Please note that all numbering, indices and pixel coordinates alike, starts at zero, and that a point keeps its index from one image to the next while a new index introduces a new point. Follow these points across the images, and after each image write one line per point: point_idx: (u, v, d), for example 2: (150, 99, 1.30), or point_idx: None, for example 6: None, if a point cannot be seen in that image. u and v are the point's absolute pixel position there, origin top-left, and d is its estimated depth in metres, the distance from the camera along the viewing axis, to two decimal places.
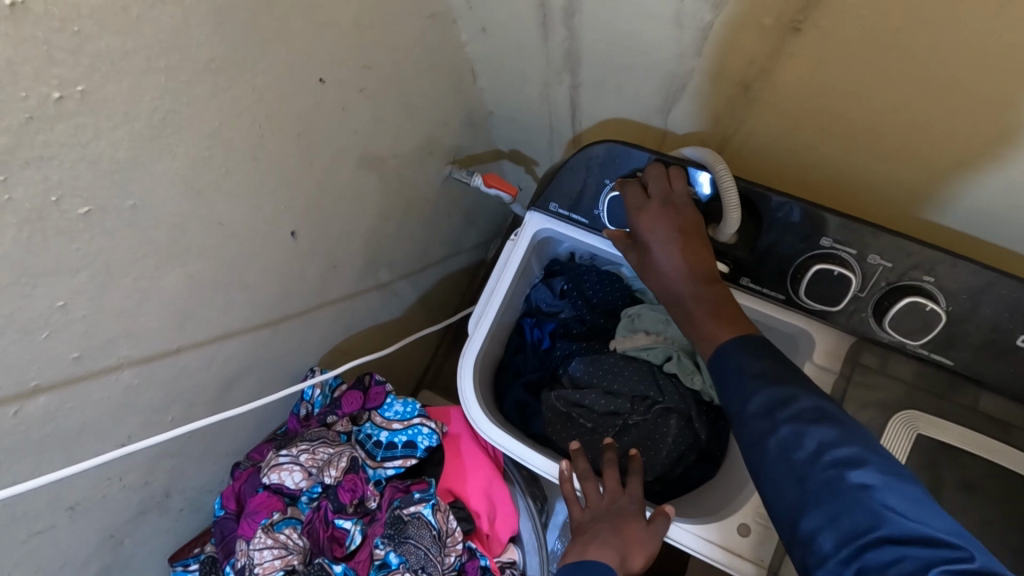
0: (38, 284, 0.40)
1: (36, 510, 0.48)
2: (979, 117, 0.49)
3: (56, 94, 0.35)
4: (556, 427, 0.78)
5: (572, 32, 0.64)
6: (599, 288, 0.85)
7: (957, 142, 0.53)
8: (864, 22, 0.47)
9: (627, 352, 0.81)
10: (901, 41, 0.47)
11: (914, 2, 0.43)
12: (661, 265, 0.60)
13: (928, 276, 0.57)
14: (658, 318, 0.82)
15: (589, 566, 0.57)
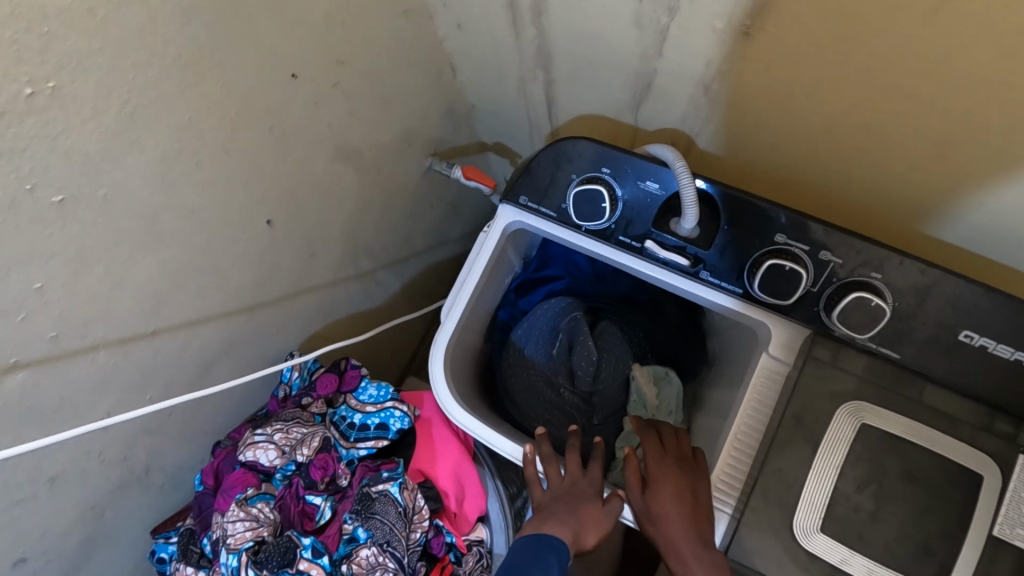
0: (12, 268, 0.42)
1: (17, 480, 0.51)
2: (918, 119, 0.52)
3: (26, 90, 0.37)
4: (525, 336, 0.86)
5: (541, 30, 0.66)
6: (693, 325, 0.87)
7: (902, 143, 0.56)
8: (807, 26, 0.49)
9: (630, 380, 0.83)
10: (842, 45, 0.49)
11: (851, 7, 0.46)
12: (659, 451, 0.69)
13: (876, 272, 0.61)
14: (676, 403, 0.82)
15: (544, 542, 0.61)
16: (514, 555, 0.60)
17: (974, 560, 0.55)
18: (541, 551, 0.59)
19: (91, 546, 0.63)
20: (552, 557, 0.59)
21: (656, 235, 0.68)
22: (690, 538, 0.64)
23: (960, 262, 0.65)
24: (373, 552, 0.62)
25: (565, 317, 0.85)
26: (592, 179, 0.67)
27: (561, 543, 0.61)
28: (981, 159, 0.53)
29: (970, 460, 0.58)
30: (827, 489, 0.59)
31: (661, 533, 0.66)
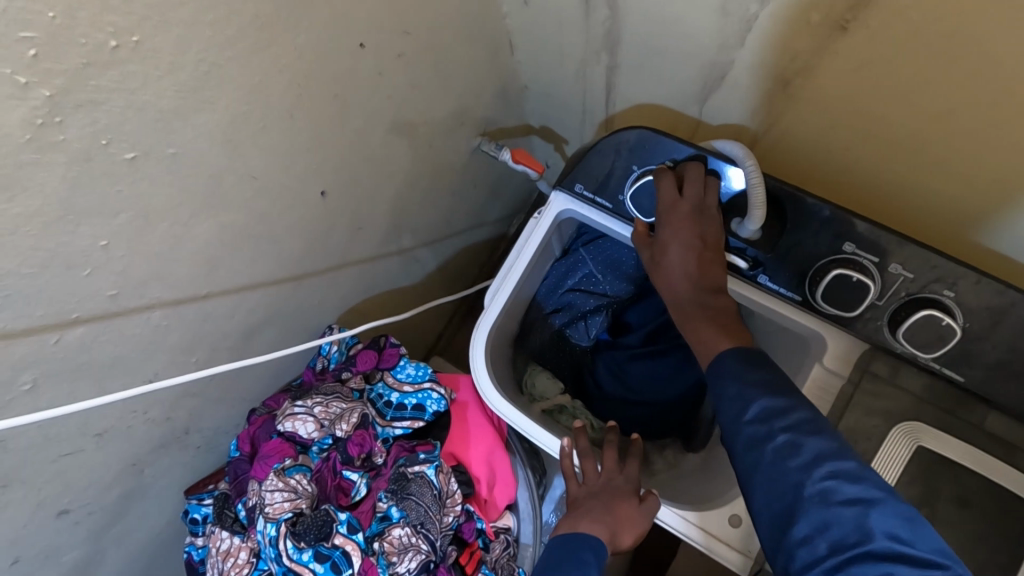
0: (80, 224, 0.42)
1: (68, 432, 0.51)
2: (1018, 135, 0.49)
3: (111, 42, 0.36)
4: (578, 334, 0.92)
5: (613, 12, 0.64)
6: None
7: (994, 156, 0.52)
8: (909, 26, 0.47)
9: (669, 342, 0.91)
10: (946, 49, 0.46)
11: (964, 6, 0.43)
12: (670, 259, 0.63)
13: (949, 291, 0.58)
14: None
15: (582, 540, 0.60)
16: (552, 550, 0.60)
17: None
18: (578, 547, 0.59)
19: (129, 500, 0.64)
20: (587, 553, 0.58)
21: None
22: (689, 271, 0.63)
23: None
24: (406, 533, 0.61)
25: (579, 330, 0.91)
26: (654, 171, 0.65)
27: (598, 543, 0.60)
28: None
29: None
30: None
31: (663, 250, 0.64)
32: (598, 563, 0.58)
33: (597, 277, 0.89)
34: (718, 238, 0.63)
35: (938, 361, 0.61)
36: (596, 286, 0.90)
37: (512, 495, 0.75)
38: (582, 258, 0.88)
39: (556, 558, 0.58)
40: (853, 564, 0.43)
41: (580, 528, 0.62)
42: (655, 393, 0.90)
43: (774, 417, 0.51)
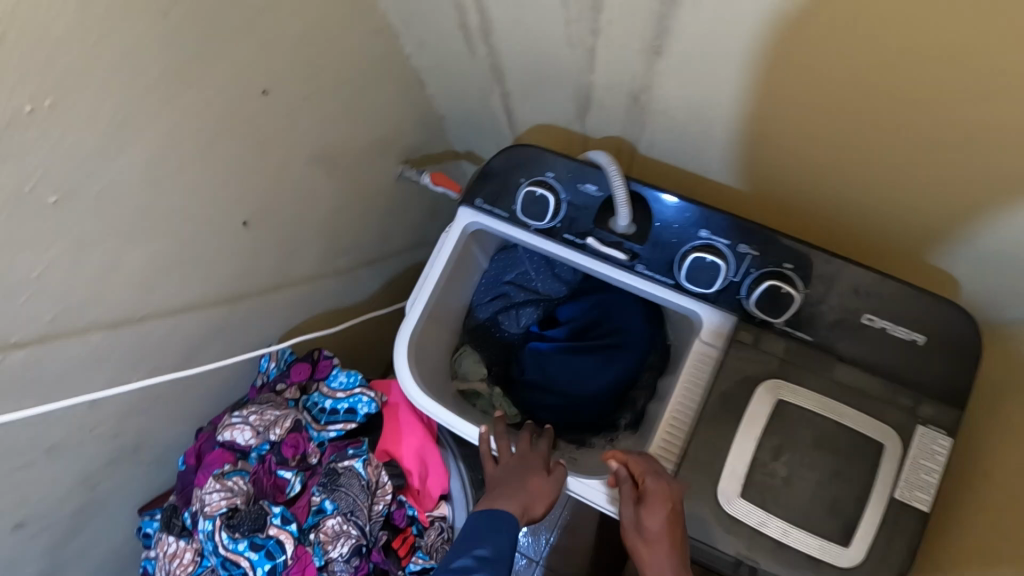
0: (14, 256, 0.49)
1: (17, 446, 0.57)
2: (914, 163, 0.60)
3: (27, 107, 0.44)
4: (509, 322, 1.07)
5: (492, 48, 0.74)
6: (621, 310, 1.01)
7: (889, 176, 0.63)
8: (848, 58, 0.52)
9: (585, 349, 1.00)
10: (881, 92, 0.54)
11: (737, 27, 0.53)
12: (652, 533, 0.64)
13: (788, 263, 0.68)
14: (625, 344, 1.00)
15: (497, 513, 0.67)
16: (469, 522, 0.68)
17: (877, 516, 0.64)
18: (493, 522, 0.67)
19: (83, 515, 0.70)
20: (500, 526, 0.66)
21: (597, 232, 0.74)
22: None
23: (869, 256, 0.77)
24: (338, 522, 0.68)
25: (510, 320, 1.07)
26: (538, 182, 0.74)
27: (511, 517, 0.67)
28: (955, 207, 0.62)
29: (875, 431, 0.66)
30: (746, 458, 0.67)
31: (648, 515, 0.65)
32: (511, 537, 0.66)
33: (530, 273, 1.05)
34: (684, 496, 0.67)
35: (791, 325, 0.70)
36: (530, 283, 1.05)
37: (445, 485, 0.82)
38: (521, 257, 1.04)
39: (472, 530, 0.66)
40: None
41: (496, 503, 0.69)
42: (567, 387, 1.00)
43: None
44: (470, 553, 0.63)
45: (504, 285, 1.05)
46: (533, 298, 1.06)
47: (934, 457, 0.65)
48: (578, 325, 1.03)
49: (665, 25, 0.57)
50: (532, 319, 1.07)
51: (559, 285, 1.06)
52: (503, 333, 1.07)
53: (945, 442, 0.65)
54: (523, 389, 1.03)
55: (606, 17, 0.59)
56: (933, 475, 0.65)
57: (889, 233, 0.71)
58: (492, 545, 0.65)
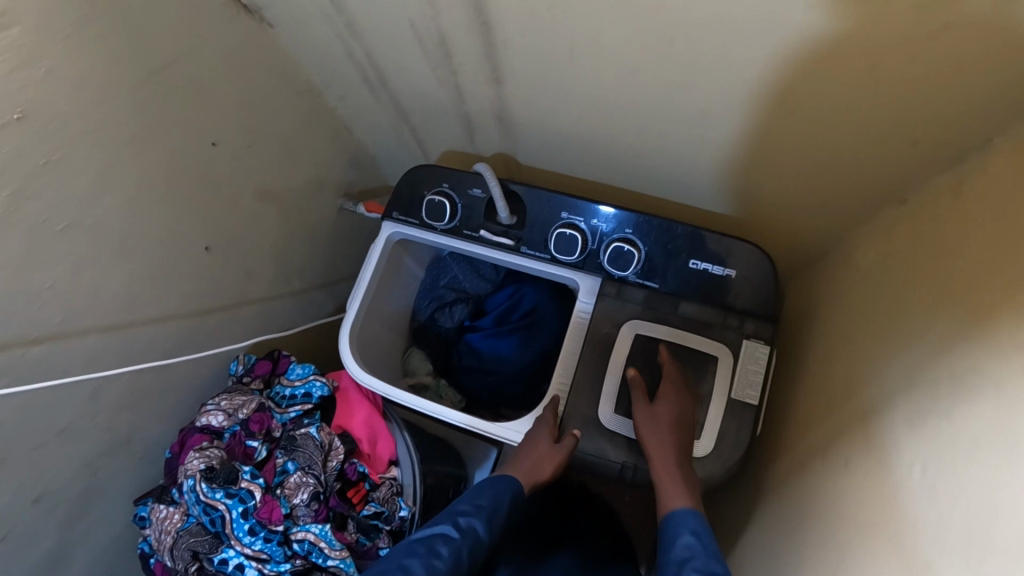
0: (34, 270, 0.67)
1: (36, 429, 0.73)
2: (837, 143, 0.73)
3: (42, 160, 0.64)
4: (445, 319, 1.25)
5: (391, 94, 0.96)
6: (533, 295, 1.19)
7: (814, 156, 0.77)
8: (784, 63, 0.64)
9: (506, 332, 1.18)
10: (800, 85, 0.67)
11: (544, 60, 0.76)
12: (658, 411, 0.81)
13: (630, 229, 0.88)
14: (539, 324, 1.19)
15: (506, 481, 0.78)
16: (485, 483, 0.77)
17: (720, 413, 0.83)
18: (500, 485, 0.76)
19: (86, 500, 0.84)
20: (505, 488, 0.76)
21: (487, 225, 0.94)
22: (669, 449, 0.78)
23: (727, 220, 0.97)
24: (300, 476, 0.84)
25: (446, 317, 1.25)
26: (437, 192, 0.95)
27: (515, 481, 0.78)
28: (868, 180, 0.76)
29: (712, 347, 0.86)
30: (616, 381, 0.87)
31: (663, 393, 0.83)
32: (510, 494, 0.76)
33: (458, 276, 1.24)
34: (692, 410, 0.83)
35: (641, 276, 0.89)
36: (459, 284, 1.25)
37: (393, 450, 0.98)
38: (449, 263, 1.25)
39: (481, 489, 0.76)
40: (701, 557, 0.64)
41: (508, 472, 0.81)
42: (495, 366, 1.18)
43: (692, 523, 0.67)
44: (471, 501, 0.72)
45: (438, 288, 1.25)
46: (463, 296, 1.25)
47: (758, 361, 0.84)
48: (500, 313, 1.21)
49: (499, 62, 0.79)
50: (465, 314, 1.25)
51: (483, 283, 1.25)
52: (441, 328, 1.25)
53: (765, 349, 0.84)
54: (463, 374, 1.21)
55: (459, 61, 0.81)
56: (758, 375, 0.83)
57: (800, 202, 0.86)
58: (492, 498, 0.74)
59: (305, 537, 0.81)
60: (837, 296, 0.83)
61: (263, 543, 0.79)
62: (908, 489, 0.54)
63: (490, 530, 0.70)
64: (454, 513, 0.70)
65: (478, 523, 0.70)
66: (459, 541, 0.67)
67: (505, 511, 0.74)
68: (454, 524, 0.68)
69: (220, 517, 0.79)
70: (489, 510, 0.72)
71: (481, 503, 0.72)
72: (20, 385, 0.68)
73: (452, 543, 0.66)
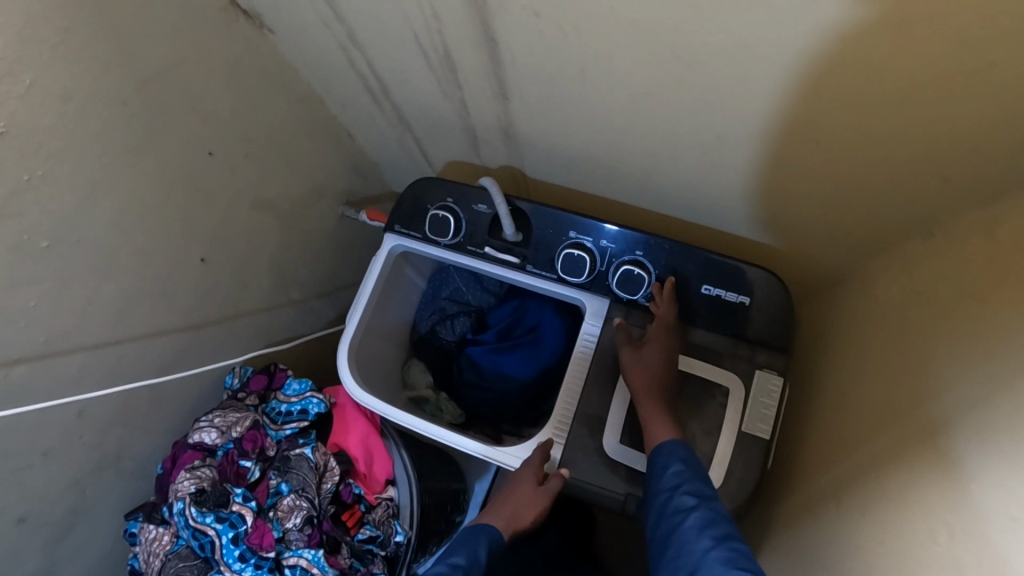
0: (17, 290, 0.64)
1: (20, 450, 0.71)
2: (862, 172, 0.69)
3: (25, 177, 0.61)
4: (446, 331, 1.23)
5: (394, 104, 0.93)
6: (538, 310, 1.18)
7: (835, 184, 0.73)
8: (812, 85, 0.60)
9: (510, 347, 1.17)
10: (823, 111, 0.63)
11: (551, 77, 0.72)
12: (646, 373, 0.79)
13: (639, 251, 0.85)
14: (544, 340, 1.16)
15: (481, 531, 0.78)
16: (463, 536, 0.77)
17: (729, 447, 0.80)
18: (478, 537, 0.76)
19: (74, 517, 0.82)
20: (481, 540, 0.76)
21: (491, 242, 0.91)
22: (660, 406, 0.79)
23: (738, 245, 0.94)
24: (292, 499, 0.81)
25: (447, 329, 1.22)
26: (441, 206, 0.92)
27: (492, 530, 0.78)
28: (891, 210, 0.72)
29: (723, 377, 0.83)
30: (622, 408, 0.84)
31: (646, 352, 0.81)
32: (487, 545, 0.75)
33: (461, 288, 1.22)
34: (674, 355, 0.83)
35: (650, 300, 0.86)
36: (461, 296, 1.22)
37: (390, 470, 0.96)
38: (453, 274, 1.23)
39: (458, 544, 0.75)
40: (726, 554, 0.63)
41: (487, 520, 0.81)
42: (498, 381, 1.16)
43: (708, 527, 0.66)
44: (446, 560, 0.72)
45: (440, 300, 1.22)
46: (465, 309, 1.22)
47: (770, 393, 0.81)
48: (504, 328, 1.19)
49: (505, 78, 0.75)
50: (467, 327, 1.22)
51: (487, 295, 1.22)
52: (442, 341, 1.23)
53: (777, 381, 0.81)
54: (463, 389, 1.19)
55: (464, 75, 0.77)
56: (770, 408, 0.80)
57: (818, 229, 0.82)
58: (469, 555, 0.73)
59: (297, 563, 0.78)
60: (853, 328, 0.80)
61: (253, 570, 0.77)
62: (927, 551, 0.51)
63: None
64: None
65: None
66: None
67: (483, 565, 0.73)
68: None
69: (210, 542, 0.77)
70: (466, 569, 0.71)
71: (456, 561, 0.72)
72: (3, 407, 0.66)
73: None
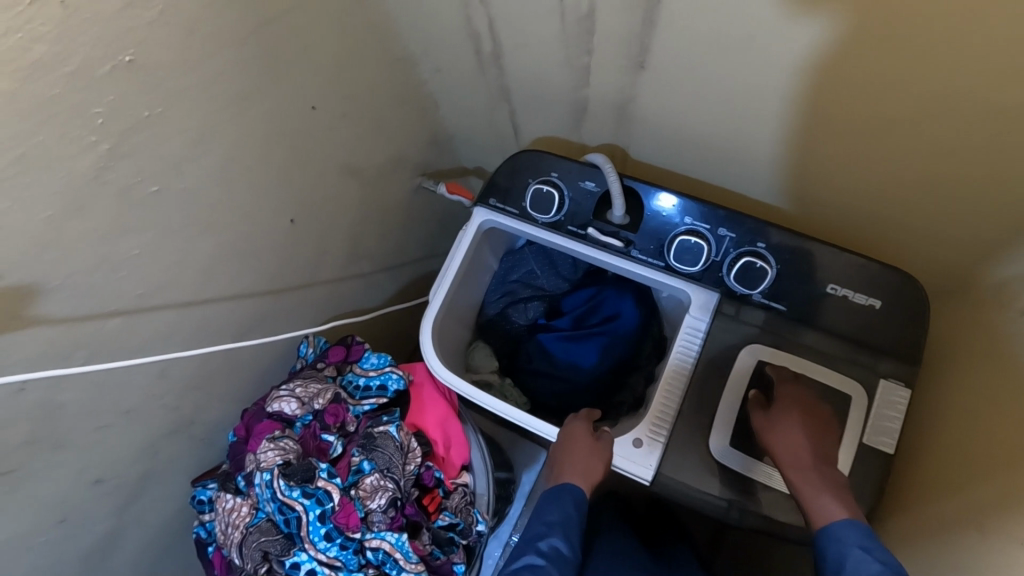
0: (122, 235, 0.60)
1: (107, 406, 0.67)
2: None
3: (144, 114, 0.56)
4: (518, 315, 1.18)
5: (500, 71, 0.87)
6: (618, 298, 1.12)
7: (928, 197, 0.73)
8: (941, 81, 0.58)
9: (586, 334, 1.12)
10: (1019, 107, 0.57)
11: (700, 46, 0.67)
12: (781, 421, 0.73)
13: (762, 243, 0.79)
14: (622, 329, 1.11)
15: (564, 490, 0.74)
16: (545, 494, 0.75)
17: (849, 460, 0.74)
18: (560, 491, 0.74)
19: (147, 479, 0.78)
20: (567, 497, 0.73)
21: (595, 223, 0.86)
22: (804, 445, 0.71)
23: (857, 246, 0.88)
24: (377, 478, 0.77)
25: (518, 314, 1.18)
26: (544, 181, 0.87)
27: (576, 487, 0.74)
28: None
29: (844, 387, 0.77)
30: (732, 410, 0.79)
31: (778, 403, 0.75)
32: (578, 508, 0.72)
33: (536, 272, 1.17)
34: (819, 408, 0.75)
35: (767, 297, 0.80)
36: (534, 280, 1.17)
37: (467, 455, 0.90)
38: (527, 257, 1.17)
39: (543, 503, 0.74)
40: (881, 557, 0.57)
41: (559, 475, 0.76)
42: (570, 371, 1.11)
43: (872, 549, 0.58)
44: (542, 520, 0.71)
45: (512, 281, 1.18)
46: (538, 293, 1.18)
47: (895, 406, 0.75)
48: (581, 316, 1.15)
49: (647, 44, 0.69)
50: (539, 312, 1.18)
51: (561, 281, 1.18)
52: (513, 325, 1.18)
53: (903, 393, 0.75)
54: (531, 377, 1.14)
55: (599, 39, 0.72)
56: (895, 422, 0.75)
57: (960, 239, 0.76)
58: (560, 512, 0.71)
59: (380, 546, 0.74)
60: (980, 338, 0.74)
61: (338, 550, 0.74)
62: None
63: (573, 545, 0.68)
64: (533, 541, 0.68)
65: (558, 541, 0.67)
66: (546, 568, 0.64)
67: (577, 521, 0.72)
68: (538, 551, 0.66)
69: (296, 518, 0.74)
70: (562, 525, 0.70)
71: (551, 519, 0.70)
72: (96, 361, 0.62)
73: (540, 571, 0.64)
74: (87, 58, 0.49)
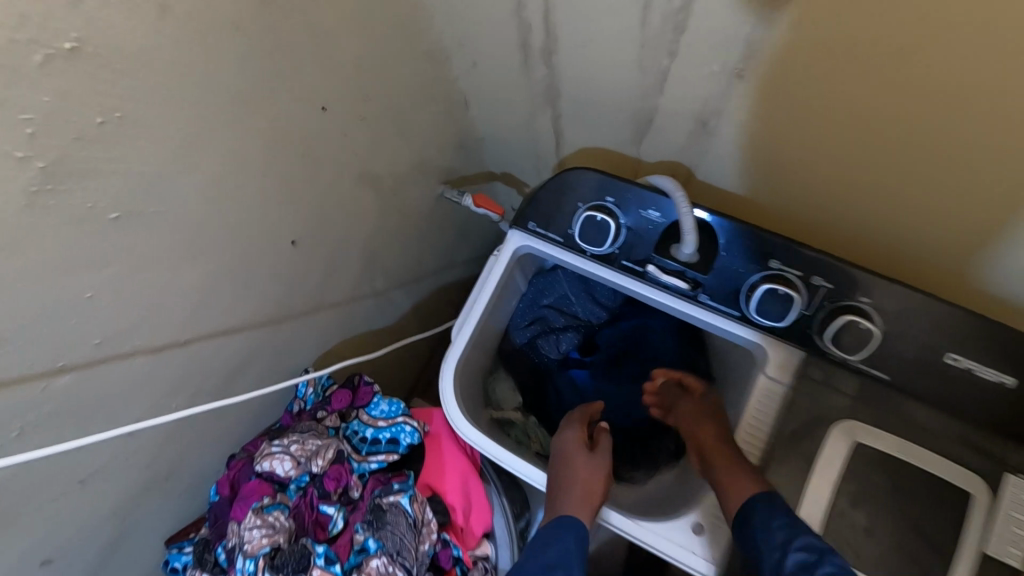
0: (72, 275, 0.46)
1: (56, 478, 0.53)
2: None
3: (99, 119, 0.42)
4: (550, 347, 1.03)
5: (551, 70, 0.72)
6: (667, 336, 0.98)
7: None
8: (938, 108, 0.51)
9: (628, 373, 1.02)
10: None
11: (823, 54, 0.52)
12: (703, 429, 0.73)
13: (868, 298, 0.63)
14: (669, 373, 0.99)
15: (564, 520, 0.69)
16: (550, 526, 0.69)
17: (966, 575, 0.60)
18: (566, 527, 0.68)
19: (112, 549, 0.65)
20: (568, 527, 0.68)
21: (657, 259, 0.71)
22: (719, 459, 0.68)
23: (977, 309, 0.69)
24: (383, 563, 0.64)
25: (548, 347, 1.03)
26: (597, 206, 0.71)
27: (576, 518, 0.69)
28: None
29: (963, 482, 0.62)
30: (822, 503, 0.63)
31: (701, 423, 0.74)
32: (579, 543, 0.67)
33: (572, 298, 1.00)
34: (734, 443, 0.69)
35: (866, 363, 0.65)
36: (568, 307, 1.01)
37: (489, 522, 0.77)
38: (560, 279, 0.99)
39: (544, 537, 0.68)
40: None
41: (558, 498, 0.72)
42: (609, 416, 1.00)
43: None
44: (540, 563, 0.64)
45: (542, 308, 1.00)
46: (572, 323, 1.02)
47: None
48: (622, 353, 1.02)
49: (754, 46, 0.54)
50: (572, 345, 1.03)
51: (599, 309, 1.02)
52: (543, 360, 1.03)
53: None
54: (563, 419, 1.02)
55: (691, 37, 0.57)
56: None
57: None
58: (559, 552, 0.65)
59: None
60: None
61: None
62: None
63: None
64: None
65: None
66: None
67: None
68: None
69: None
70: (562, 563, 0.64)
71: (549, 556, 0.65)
72: (38, 429, 0.49)
73: None
74: (11, 43, 0.35)
